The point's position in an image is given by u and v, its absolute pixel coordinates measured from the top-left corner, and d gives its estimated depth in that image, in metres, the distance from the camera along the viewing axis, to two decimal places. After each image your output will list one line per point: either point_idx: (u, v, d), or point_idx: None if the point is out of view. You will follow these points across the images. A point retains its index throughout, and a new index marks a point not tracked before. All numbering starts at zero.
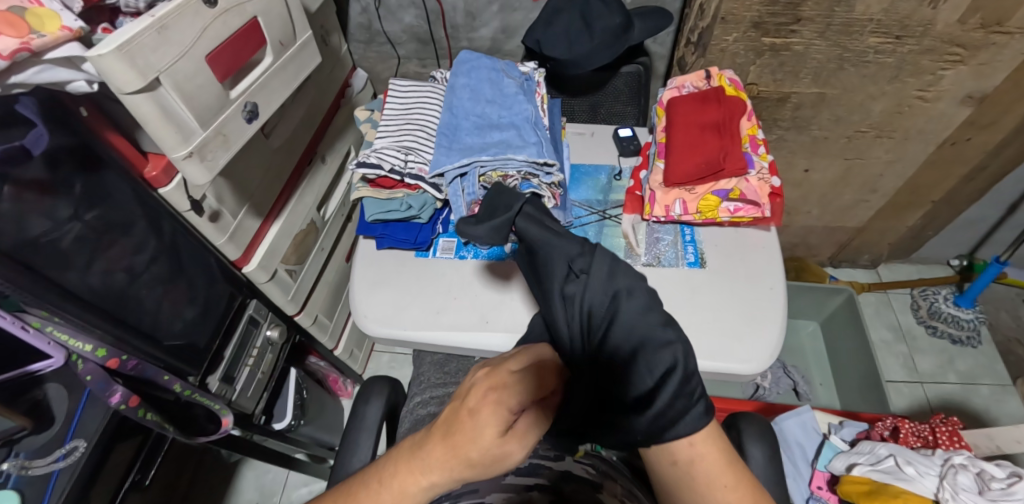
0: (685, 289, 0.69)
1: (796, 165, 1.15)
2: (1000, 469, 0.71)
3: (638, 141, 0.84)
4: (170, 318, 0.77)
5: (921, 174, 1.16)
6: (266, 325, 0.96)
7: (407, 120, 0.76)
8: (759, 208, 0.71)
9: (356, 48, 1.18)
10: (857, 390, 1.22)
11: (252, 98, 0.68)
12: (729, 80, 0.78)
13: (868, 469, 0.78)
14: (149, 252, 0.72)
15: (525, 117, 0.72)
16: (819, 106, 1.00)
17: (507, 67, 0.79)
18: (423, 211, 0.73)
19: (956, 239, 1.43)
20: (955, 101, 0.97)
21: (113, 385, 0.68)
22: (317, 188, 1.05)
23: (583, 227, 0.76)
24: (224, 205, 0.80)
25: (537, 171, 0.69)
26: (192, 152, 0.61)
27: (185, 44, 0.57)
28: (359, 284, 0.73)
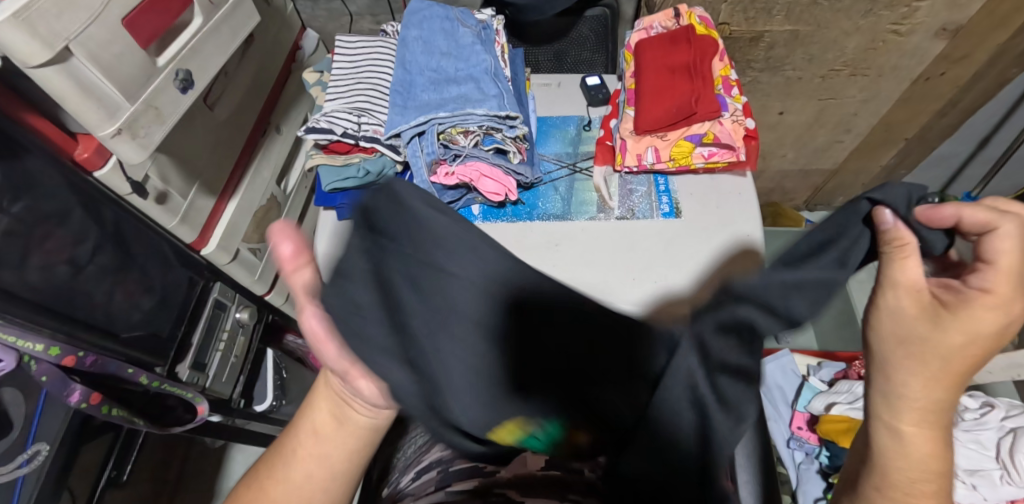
0: (660, 241, 0.68)
1: (771, 108, 1.12)
2: (972, 400, 0.74)
3: (607, 89, 0.80)
4: (126, 310, 0.72)
5: (894, 112, 1.15)
6: (235, 308, 0.91)
7: (358, 79, 0.71)
8: (733, 152, 0.68)
9: (303, 6, 1.09)
10: (833, 330, 1.24)
11: (184, 65, 0.62)
12: (698, 18, 0.74)
13: (846, 407, 0.78)
14: (92, 242, 0.66)
15: (484, 69, 0.68)
16: (792, 45, 0.96)
17: (462, 15, 0.73)
18: (382, 175, 0.69)
19: (928, 177, 1.44)
20: (929, 34, 0.95)
21: (71, 384, 0.64)
22: (274, 160, 0.99)
23: (553, 183, 0.73)
24: (170, 185, 0.76)
25: (500, 124, 0.66)
26: (122, 129, 0.56)
27: (95, 7, 0.50)
28: (323, 256, 0.69)
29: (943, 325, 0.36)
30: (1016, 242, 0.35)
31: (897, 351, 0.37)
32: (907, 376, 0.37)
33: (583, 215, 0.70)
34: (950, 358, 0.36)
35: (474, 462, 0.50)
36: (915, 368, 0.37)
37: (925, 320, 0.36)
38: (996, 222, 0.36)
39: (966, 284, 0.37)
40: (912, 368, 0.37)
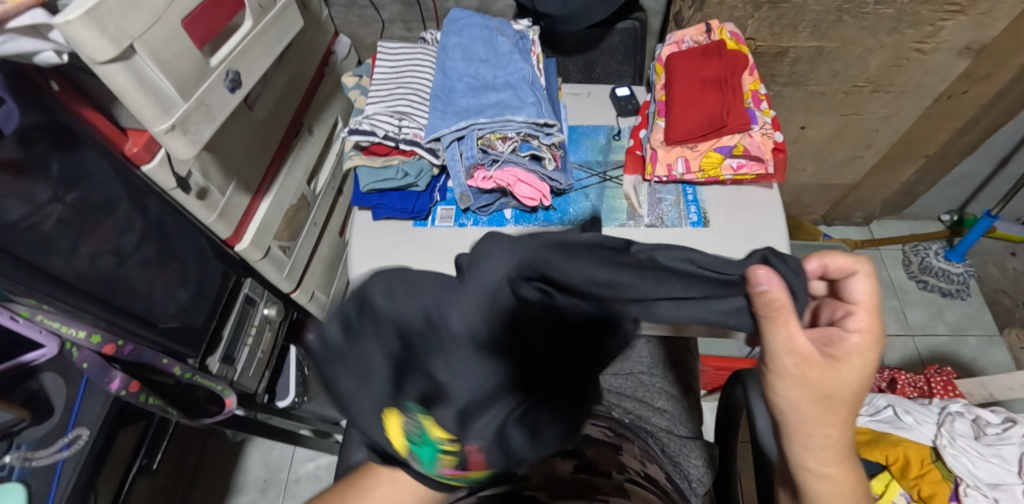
0: (692, 249, 0.69)
1: (792, 122, 1.13)
2: (994, 415, 0.73)
3: (636, 100, 0.82)
4: (164, 301, 0.74)
5: (916, 128, 1.15)
6: (263, 304, 0.94)
7: (399, 84, 0.73)
8: (762, 164, 0.69)
9: (337, 12, 1.13)
10: None
11: (233, 66, 0.64)
12: (730, 34, 0.76)
13: (867, 419, 0.77)
14: (136, 234, 0.69)
15: (521, 77, 0.70)
16: (817, 61, 0.97)
17: (500, 25, 0.75)
18: (420, 178, 0.71)
19: (948, 195, 1.44)
20: (953, 52, 0.96)
21: (112, 371, 0.66)
22: (306, 160, 1.02)
23: (584, 190, 0.75)
24: (211, 181, 0.77)
25: (537, 131, 0.67)
26: (175, 125, 0.58)
27: (158, 8, 0.53)
28: (357, 255, 0.72)
29: (835, 369, 0.39)
30: (868, 283, 0.42)
31: (810, 408, 0.40)
32: (815, 434, 0.41)
33: (613, 222, 0.72)
34: (847, 397, 0.40)
35: None
36: (825, 419, 0.40)
37: (816, 379, 0.39)
38: (856, 266, 0.42)
39: (828, 340, 0.41)
40: (816, 420, 0.41)
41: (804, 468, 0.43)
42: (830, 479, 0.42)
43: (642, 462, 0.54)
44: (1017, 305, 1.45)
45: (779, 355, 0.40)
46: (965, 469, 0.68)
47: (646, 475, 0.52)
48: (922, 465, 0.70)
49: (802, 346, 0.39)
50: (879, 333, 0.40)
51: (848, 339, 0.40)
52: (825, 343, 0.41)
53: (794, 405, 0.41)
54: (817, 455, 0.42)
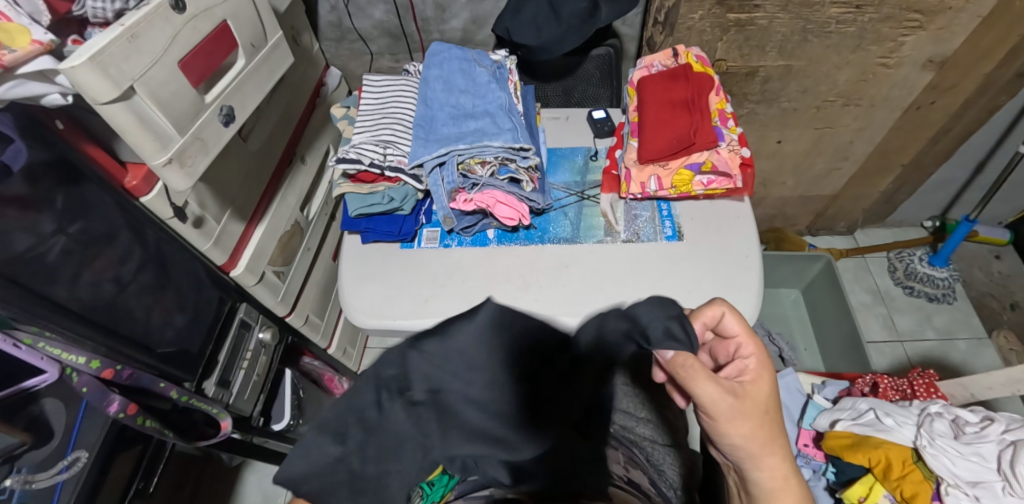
0: (666, 263, 0.72)
1: (769, 137, 1.18)
2: (973, 414, 0.74)
3: (612, 122, 0.86)
4: (161, 326, 0.76)
5: (889, 139, 1.19)
6: (258, 328, 0.96)
7: (383, 114, 0.77)
8: (731, 179, 0.73)
9: (328, 46, 1.18)
10: (839, 352, 1.26)
11: (228, 101, 0.68)
12: (696, 57, 0.80)
13: (849, 423, 0.79)
14: (135, 262, 0.71)
15: (499, 105, 0.74)
16: (786, 78, 1.02)
17: (478, 56, 0.79)
18: (405, 202, 0.75)
19: (927, 202, 1.48)
20: (917, 66, 1.00)
21: (110, 395, 0.69)
22: (299, 188, 1.05)
23: (563, 209, 0.78)
24: (206, 211, 0.80)
25: (514, 155, 0.71)
26: (172, 158, 0.61)
27: (156, 51, 0.57)
28: (348, 279, 0.74)
29: (746, 388, 0.47)
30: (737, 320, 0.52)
31: (755, 433, 0.45)
32: (764, 457, 0.46)
33: (591, 239, 0.75)
34: (766, 408, 0.46)
35: (491, 475, 0.53)
36: (760, 436, 0.45)
37: (749, 410, 0.45)
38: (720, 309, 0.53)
39: (737, 373, 0.49)
40: (763, 446, 0.46)
41: (766, 492, 0.46)
42: (793, 494, 0.46)
43: None
44: (1004, 307, 1.47)
45: (714, 406, 0.45)
46: (945, 468, 0.69)
47: None
48: (904, 466, 0.73)
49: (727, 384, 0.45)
50: (764, 356, 0.50)
51: (746, 363, 0.50)
52: (736, 375, 0.49)
53: (733, 430, 0.45)
54: (773, 475, 0.46)
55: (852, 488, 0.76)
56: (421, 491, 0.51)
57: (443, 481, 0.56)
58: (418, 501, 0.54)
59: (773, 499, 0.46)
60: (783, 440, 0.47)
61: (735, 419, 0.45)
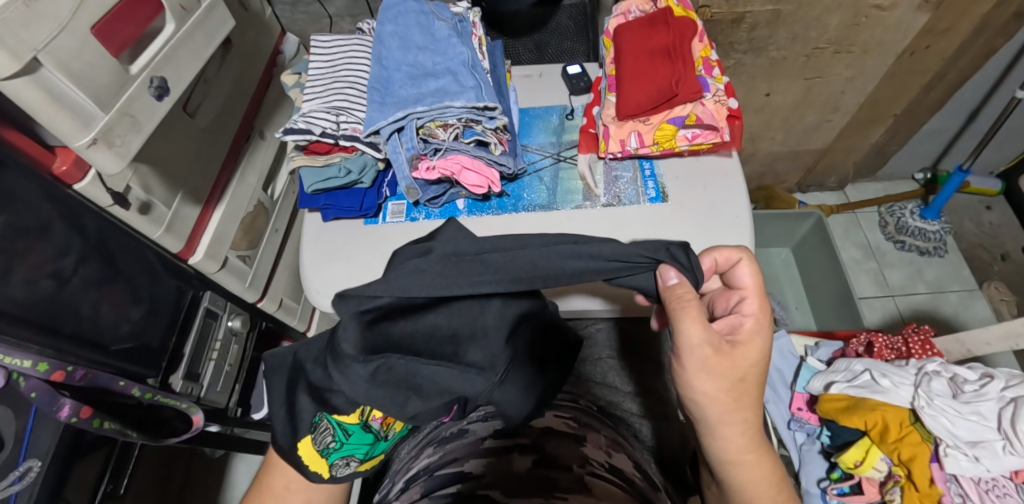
0: (649, 226, 0.68)
1: (757, 90, 1.12)
2: (971, 371, 0.73)
3: (588, 77, 0.79)
4: (114, 322, 0.71)
5: (882, 88, 1.14)
6: (226, 316, 0.90)
7: (335, 78, 0.70)
8: (718, 133, 0.67)
9: (282, 10, 1.09)
10: (831, 310, 1.24)
11: (159, 72, 0.61)
12: (676, 1, 0.73)
13: (844, 385, 0.77)
14: (75, 255, 0.65)
15: (461, 62, 0.67)
16: (774, 25, 0.95)
17: (437, 9, 0.72)
18: (364, 174, 0.69)
19: (919, 153, 1.44)
20: (912, 6, 0.94)
21: (61, 399, 0.63)
22: (259, 165, 0.99)
23: (538, 173, 0.73)
24: (153, 195, 0.74)
25: (479, 116, 0.65)
26: (97, 139, 0.55)
27: (62, 17, 0.49)
28: (308, 260, 0.69)
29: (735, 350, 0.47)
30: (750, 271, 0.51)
31: (726, 393, 0.47)
32: (726, 422, 0.48)
33: (569, 204, 0.70)
34: (746, 373, 0.48)
35: (460, 468, 0.49)
36: (727, 398, 0.47)
37: (727, 367, 0.47)
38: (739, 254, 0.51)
39: (731, 328, 0.50)
40: (731, 406, 0.48)
41: (727, 453, 0.49)
42: (740, 463, 0.49)
43: (607, 452, 0.53)
44: (995, 258, 1.45)
45: (686, 355, 0.47)
46: (945, 430, 0.67)
47: (610, 466, 0.51)
48: (901, 429, 0.70)
49: (711, 338, 0.47)
50: (766, 316, 0.49)
51: (744, 325, 0.49)
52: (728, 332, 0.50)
53: (702, 383, 0.47)
54: (736, 441, 0.48)
55: (848, 453, 0.74)
56: (322, 422, 0.49)
57: (364, 444, 0.51)
58: (337, 463, 0.51)
59: (729, 458, 0.49)
60: (753, 409, 0.49)
61: (709, 373, 0.47)
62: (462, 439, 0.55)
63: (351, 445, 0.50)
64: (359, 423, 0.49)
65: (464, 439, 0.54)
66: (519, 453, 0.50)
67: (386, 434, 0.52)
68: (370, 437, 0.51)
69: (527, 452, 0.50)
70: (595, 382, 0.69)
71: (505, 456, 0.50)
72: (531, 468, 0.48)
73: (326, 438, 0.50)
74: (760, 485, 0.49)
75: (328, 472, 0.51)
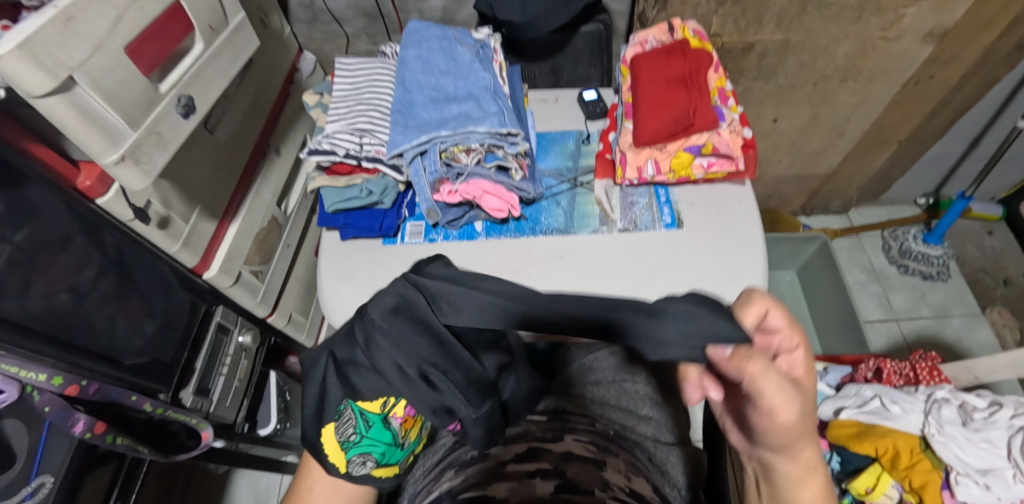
0: (665, 252, 0.68)
1: (764, 116, 1.14)
2: (980, 399, 0.73)
3: (604, 103, 0.81)
4: (129, 335, 0.71)
5: (887, 115, 1.16)
6: (237, 331, 0.91)
7: (358, 100, 0.72)
8: (732, 162, 0.69)
9: (300, 28, 1.11)
10: (836, 333, 1.24)
11: (186, 91, 0.62)
12: (692, 31, 0.75)
13: (855, 411, 0.77)
14: (95, 267, 0.66)
15: (483, 87, 0.69)
16: (783, 53, 0.98)
17: (459, 35, 0.74)
18: (385, 195, 0.70)
19: (922, 179, 1.46)
20: (917, 38, 0.96)
21: (75, 413, 0.63)
22: (274, 181, 1.00)
23: (555, 198, 0.74)
24: (171, 209, 0.75)
25: (501, 141, 0.66)
26: (125, 156, 0.55)
27: (98, 36, 0.50)
28: (326, 280, 0.69)
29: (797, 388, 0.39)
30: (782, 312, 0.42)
31: (795, 431, 0.40)
32: (796, 451, 0.42)
33: (586, 229, 0.71)
34: (809, 404, 0.41)
35: (483, 493, 0.48)
36: (798, 432, 0.40)
37: (799, 407, 0.39)
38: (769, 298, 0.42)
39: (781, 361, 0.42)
40: (798, 437, 0.41)
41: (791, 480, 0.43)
42: (812, 484, 0.43)
43: (627, 476, 0.52)
44: (997, 283, 1.46)
45: (775, 406, 0.38)
46: (955, 457, 0.67)
47: (631, 491, 0.50)
48: (912, 455, 0.71)
49: (781, 381, 0.38)
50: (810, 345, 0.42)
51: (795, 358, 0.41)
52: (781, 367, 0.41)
53: (771, 426, 0.40)
54: (802, 466, 0.43)
55: (859, 479, 0.73)
56: (346, 411, 0.48)
57: (382, 441, 0.49)
58: (354, 460, 0.49)
59: (796, 482, 0.43)
60: (814, 435, 0.42)
61: (782, 418, 0.39)
62: (483, 463, 0.54)
63: (371, 440, 0.48)
64: (380, 415, 0.48)
65: (483, 464, 0.53)
66: (540, 479, 0.49)
67: (403, 438, 0.51)
68: (391, 435, 0.49)
69: (548, 477, 0.49)
70: (608, 404, 0.67)
71: (526, 481, 0.49)
72: (554, 493, 0.47)
73: (347, 429, 0.48)
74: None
75: (343, 469, 0.48)
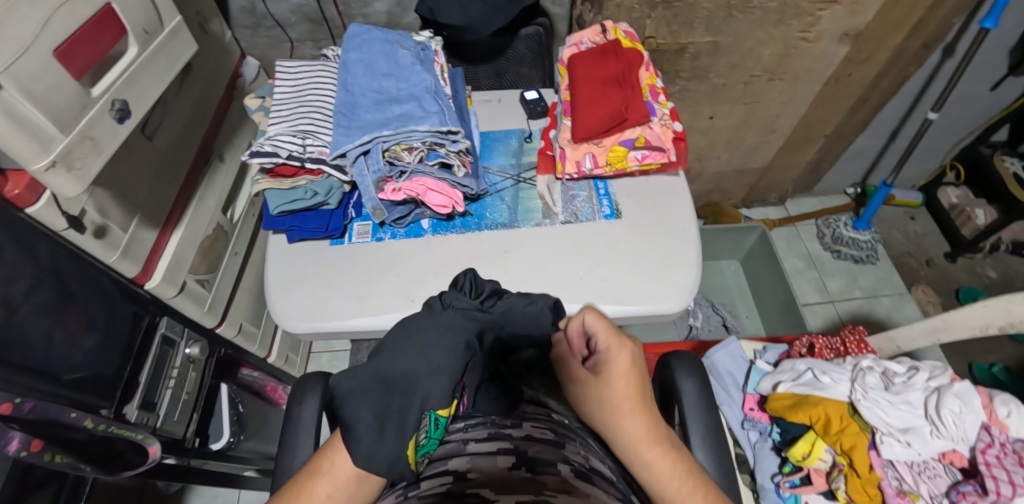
0: (605, 241, 0.72)
1: (701, 113, 1.20)
2: (900, 365, 0.80)
3: (545, 102, 0.84)
4: (66, 351, 0.68)
5: (813, 111, 1.24)
6: (184, 343, 0.88)
7: (300, 102, 0.72)
8: (665, 154, 0.73)
9: (242, 34, 1.09)
10: (778, 316, 1.32)
11: (121, 95, 0.61)
12: (624, 33, 0.79)
13: (791, 384, 0.82)
14: (27, 280, 0.62)
15: (425, 88, 0.70)
16: (714, 55, 1.04)
17: (400, 37, 0.76)
18: (330, 196, 0.70)
19: (849, 171, 1.56)
20: (834, 39, 1.04)
21: (7, 431, 0.60)
22: (218, 188, 0.98)
23: (499, 194, 0.76)
24: (109, 218, 0.73)
25: (442, 139, 0.68)
26: (56, 162, 0.54)
27: (25, 39, 0.50)
28: (275, 282, 0.69)
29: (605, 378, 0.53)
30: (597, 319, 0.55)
31: (615, 412, 0.51)
32: (629, 424, 0.51)
33: (529, 222, 0.73)
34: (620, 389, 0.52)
35: (443, 465, 0.50)
36: (611, 410, 0.51)
37: (611, 385, 0.52)
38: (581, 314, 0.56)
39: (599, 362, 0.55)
40: (624, 411, 0.51)
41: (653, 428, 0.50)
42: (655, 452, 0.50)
43: (584, 456, 0.56)
44: (920, 263, 1.58)
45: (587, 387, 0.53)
46: (879, 419, 0.73)
47: (590, 467, 0.53)
48: (842, 421, 0.76)
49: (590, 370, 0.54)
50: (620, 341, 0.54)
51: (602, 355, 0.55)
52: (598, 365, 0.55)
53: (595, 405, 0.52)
54: (639, 439, 0.50)
55: (796, 446, 0.79)
56: (424, 419, 0.48)
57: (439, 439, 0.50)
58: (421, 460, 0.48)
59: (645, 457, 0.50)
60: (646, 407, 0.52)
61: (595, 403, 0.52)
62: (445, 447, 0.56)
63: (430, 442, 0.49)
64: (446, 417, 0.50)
65: (450, 443, 0.55)
66: (501, 454, 0.52)
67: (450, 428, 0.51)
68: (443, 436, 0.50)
69: (508, 453, 0.52)
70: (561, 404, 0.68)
71: (485, 456, 0.51)
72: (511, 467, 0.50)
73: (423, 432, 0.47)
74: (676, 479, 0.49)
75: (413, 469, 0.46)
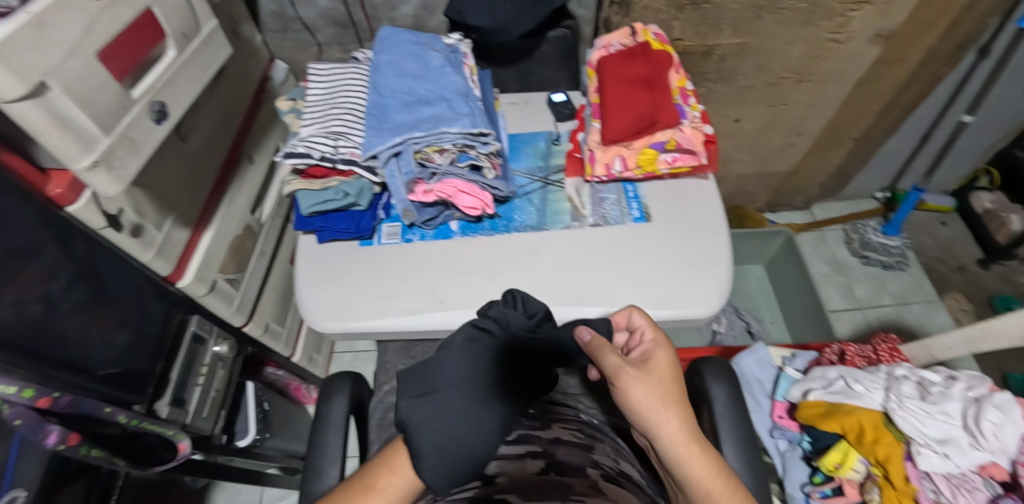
0: (635, 244, 0.71)
1: (726, 116, 1.19)
2: (936, 374, 0.77)
3: (572, 104, 0.84)
4: (99, 346, 0.69)
5: (841, 114, 1.22)
6: (213, 341, 0.89)
7: (332, 104, 0.73)
8: (695, 156, 0.72)
9: (271, 38, 1.11)
10: (804, 323, 1.30)
11: (159, 96, 0.63)
12: (653, 35, 0.79)
13: (822, 392, 0.81)
14: (65, 278, 0.64)
15: (454, 90, 0.71)
16: (741, 56, 1.02)
17: (430, 40, 0.76)
18: (361, 197, 0.71)
19: (878, 174, 1.53)
20: (865, 40, 1.02)
21: (48, 425, 0.60)
22: (248, 189, 1.00)
23: (528, 196, 0.76)
24: (144, 217, 0.74)
25: (473, 141, 0.68)
26: (97, 161, 0.55)
27: (72, 42, 0.51)
28: (306, 282, 0.70)
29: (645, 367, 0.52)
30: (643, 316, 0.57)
31: (649, 400, 0.50)
32: (661, 421, 0.49)
33: (558, 225, 0.73)
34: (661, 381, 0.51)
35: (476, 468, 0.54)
36: (645, 395, 0.50)
37: (649, 376, 0.51)
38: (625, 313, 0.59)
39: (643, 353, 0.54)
40: (658, 403, 0.49)
41: (680, 456, 0.48)
42: (692, 454, 0.48)
43: (614, 458, 0.58)
44: (952, 270, 1.54)
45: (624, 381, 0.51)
46: (914, 429, 0.71)
47: (619, 472, 0.56)
48: (875, 431, 0.74)
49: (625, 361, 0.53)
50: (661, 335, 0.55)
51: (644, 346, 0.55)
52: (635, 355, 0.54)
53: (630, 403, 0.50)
54: (678, 440, 0.49)
55: (828, 456, 0.78)
56: None
57: None
58: None
59: (679, 457, 0.49)
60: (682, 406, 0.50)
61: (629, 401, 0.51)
62: None
63: None
64: None
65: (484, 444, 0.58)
66: (531, 458, 0.55)
67: None
68: None
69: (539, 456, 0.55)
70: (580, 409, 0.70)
71: (517, 460, 0.55)
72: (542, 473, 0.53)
73: None
74: (712, 479, 0.48)
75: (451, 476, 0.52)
